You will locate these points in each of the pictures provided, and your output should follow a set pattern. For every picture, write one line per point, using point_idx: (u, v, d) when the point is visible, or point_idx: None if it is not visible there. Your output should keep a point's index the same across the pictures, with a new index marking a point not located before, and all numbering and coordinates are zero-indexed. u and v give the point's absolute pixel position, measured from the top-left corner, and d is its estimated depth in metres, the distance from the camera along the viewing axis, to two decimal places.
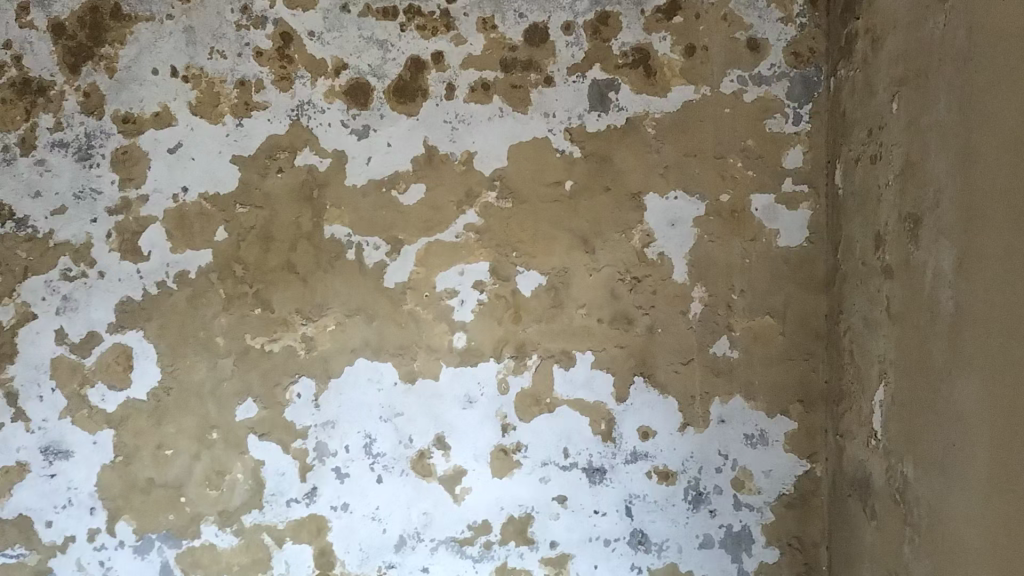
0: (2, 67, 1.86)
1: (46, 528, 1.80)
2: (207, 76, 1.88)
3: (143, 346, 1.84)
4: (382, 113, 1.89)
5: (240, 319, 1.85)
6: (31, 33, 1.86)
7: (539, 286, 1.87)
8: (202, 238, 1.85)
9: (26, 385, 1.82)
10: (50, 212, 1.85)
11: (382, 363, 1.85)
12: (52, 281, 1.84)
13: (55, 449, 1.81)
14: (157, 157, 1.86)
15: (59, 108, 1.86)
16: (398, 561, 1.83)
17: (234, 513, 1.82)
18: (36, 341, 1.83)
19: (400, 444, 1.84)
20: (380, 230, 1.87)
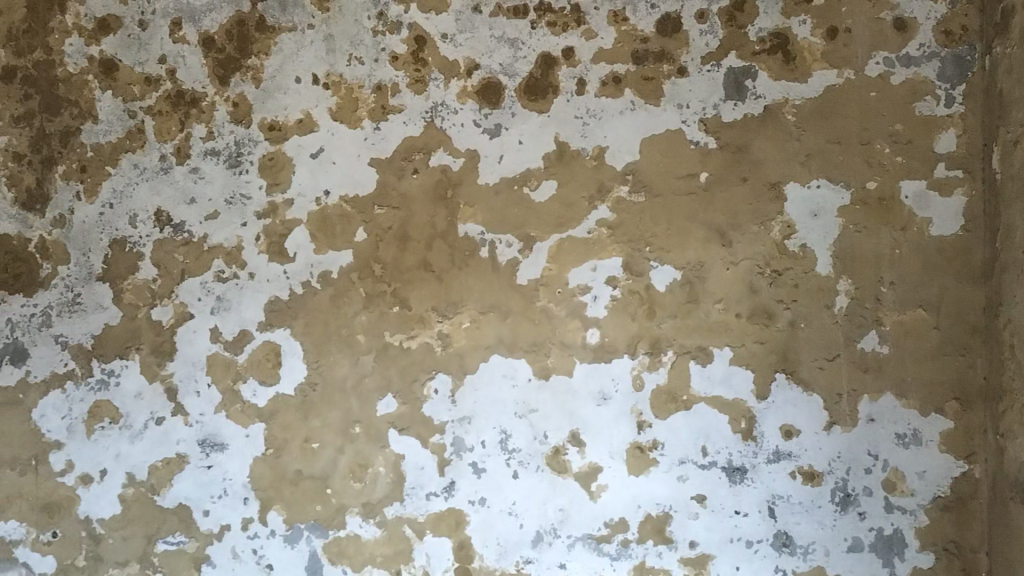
0: (157, 81, 1.97)
1: (204, 517, 1.90)
2: (346, 82, 1.94)
3: (291, 344, 1.91)
4: (514, 111, 1.90)
5: (379, 317, 1.90)
6: (183, 47, 1.96)
7: (674, 280, 1.84)
8: (343, 239, 1.92)
9: (184, 381, 1.93)
10: (204, 217, 1.95)
11: (516, 359, 1.87)
12: (206, 282, 1.94)
13: (211, 442, 1.91)
14: (301, 163, 1.94)
15: (211, 118, 1.96)
16: (535, 556, 1.83)
17: (376, 505, 1.87)
18: (193, 339, 1.93)
19: (535, 440, 1.85)
20: (513, 227, 1.88)
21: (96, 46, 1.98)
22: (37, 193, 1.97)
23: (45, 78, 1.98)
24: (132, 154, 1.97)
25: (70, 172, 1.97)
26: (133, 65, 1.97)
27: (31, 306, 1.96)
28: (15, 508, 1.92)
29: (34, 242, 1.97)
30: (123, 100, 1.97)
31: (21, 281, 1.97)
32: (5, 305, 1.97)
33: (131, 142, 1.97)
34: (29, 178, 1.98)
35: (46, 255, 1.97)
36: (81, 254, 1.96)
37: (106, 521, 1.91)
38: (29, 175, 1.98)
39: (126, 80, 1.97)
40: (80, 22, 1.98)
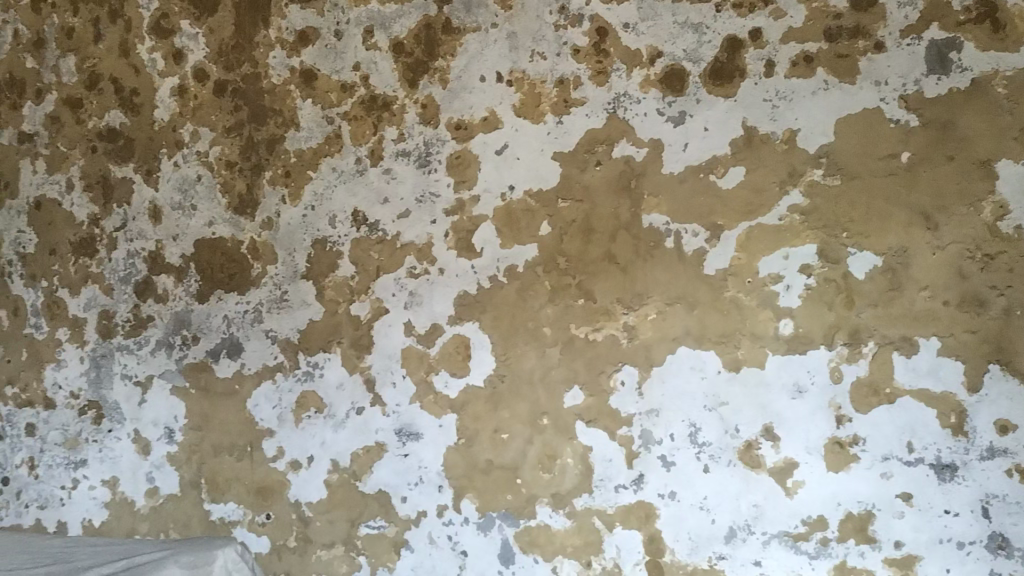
0: (352, 87, 2.06)
1: (402, 503, 1.98)
2: (529, 78, 1.96)
3: (480, 337, 1.96)
4: (699, 98, 1.86)
5: (565, 309, 1.92)
6: (375, 53, 2.05)
7: (873, 267, 1.75)
8: (529, 233, 1.94)
9: (381, 373, 2.02)
10: (397, 216, 2.03)
11: (705, 351, 1.83)
12: (400, 279, 2.02)
13: (408, 431, 1.99)
14: (486, 159, 1.98)
15: (401, 120, 2.04)
16: (729, 552, 1.79)
17: (566, 496, 1.88)
18: (388, 333, 2.02)
19: (727, 434, 1.81)
20: (699, 216, 1.85)
21: (297, 57, 2.10)
22: (247, 198, 2.12)
23: (252, 90, 2.12)
24: (330, 158, 2.08)
25: (276, 177, 2.10)
26: (330, 73, 2.08)
27: (244, 303, 2.12)
28: (233, 491, 2.08)
29: (246, 243, 2.12)
30: (321, 107, 2.08)
31: (235, 279, 2.13)
32: (221, 302, 2.13)
33: (329, 146, 2.08)
34: (240, 184, 2.13)
35: (256, 256, 2.11)
36: (287, 254, 2.09)
37: (314, 505, 2.03)
38: (240, 182, 2.13)
39: (324, 88, 2.08)
40: (282, 35, 2.11)
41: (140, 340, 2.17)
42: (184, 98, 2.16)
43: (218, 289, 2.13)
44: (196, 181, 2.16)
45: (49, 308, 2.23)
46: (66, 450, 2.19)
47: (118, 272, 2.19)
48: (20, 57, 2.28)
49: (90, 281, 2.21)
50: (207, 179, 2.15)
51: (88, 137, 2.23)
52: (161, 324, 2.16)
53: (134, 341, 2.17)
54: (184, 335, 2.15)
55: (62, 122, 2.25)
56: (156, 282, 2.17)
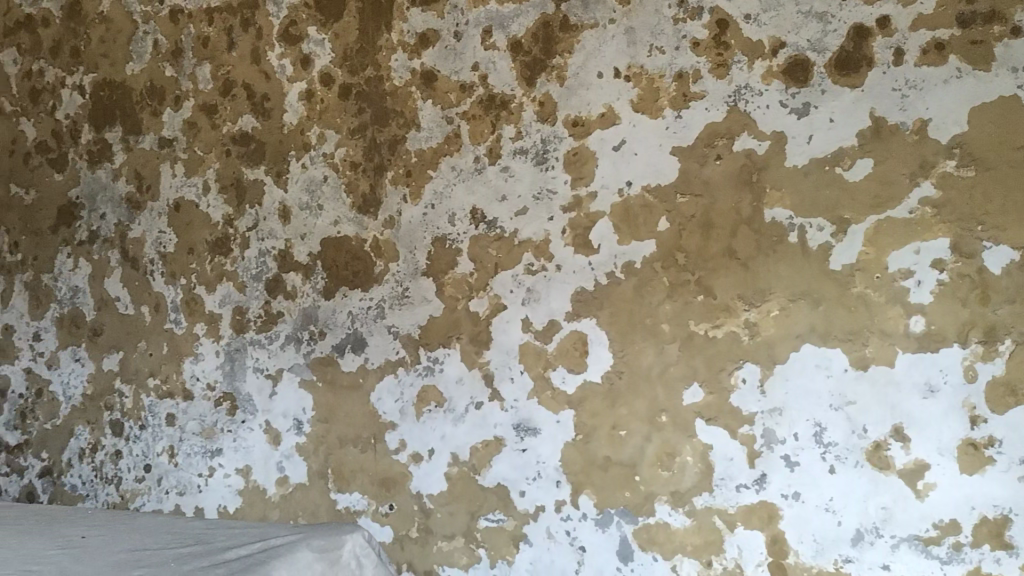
0: (471, 87, 2.09)
1: (520, 497, 2.00)
2: (647, 72, 1.95)
3: (597, 333, 1.96)
4: (824, 88, 1.81)
5: (684, 306, 1.90)
6: (493, 53, 2.08)
7: (1010, 262, 1.67)
8: (647, 229, 1.93)
9: (500, 368, 2.04)
10: (515, 213, 2.05)
11: (830, 349, 1.78)
12: (518, 276, 2.04)
13: (526, 426, 2.01)
14: (604, 156, 1.98)
15: (519, 118, 2.05)
16: (855, 555, 1.74)
17: (685, 494, 1.87)
18: (506, 329, 2.04)
19: (854, 434, 1.76)
20: (825, 210, 1.80)
21: (418, 59, 2.14)
22: (370, 198, 2.19)
23: (375, 93, 2.18)
24: (450, 157, 2.11)
25: (398, 177, 2.16)
26: (450, 74, 2.12)
27: (367, 300, 2.18)
28: (358, 482, 2.15)
29: (369, 242, 2.18)
30: (442, 107, 2.12)
31: (359, 277, 2.19)
32: (346, 299, 2.20)
33: (449, 146, 2.11)
34: (364, 184, 2.19)
35: (379, 253, 2.17)
36: (408, 251, 2.14)
37: (435, 497, 2.08)
38: (363, 182, 2.19)
39: (443, 88, 2.12)
40: (404, 38, 2.16)
41: (270, 335, 2.26)
42: (311, 102, 2.24)
43: (343, 285, 2.21)
44: (322, 181, 2.23)
45: (188, 304, 2.35)
46: (203, 439, 2.31)
47: (250, 270, 2.29)
48: (160, 66, 2.41)
49: (224, 279, 2.32)
50: (333, 180, 2.22)
51: (222, 141, 2.34)
52: (290, 320, 2.25)
53: (265, 336, 2.27)
54: (311, 330, 2.23)
55: (198, 127, 2.37)
56: (285, 280, 2.26)
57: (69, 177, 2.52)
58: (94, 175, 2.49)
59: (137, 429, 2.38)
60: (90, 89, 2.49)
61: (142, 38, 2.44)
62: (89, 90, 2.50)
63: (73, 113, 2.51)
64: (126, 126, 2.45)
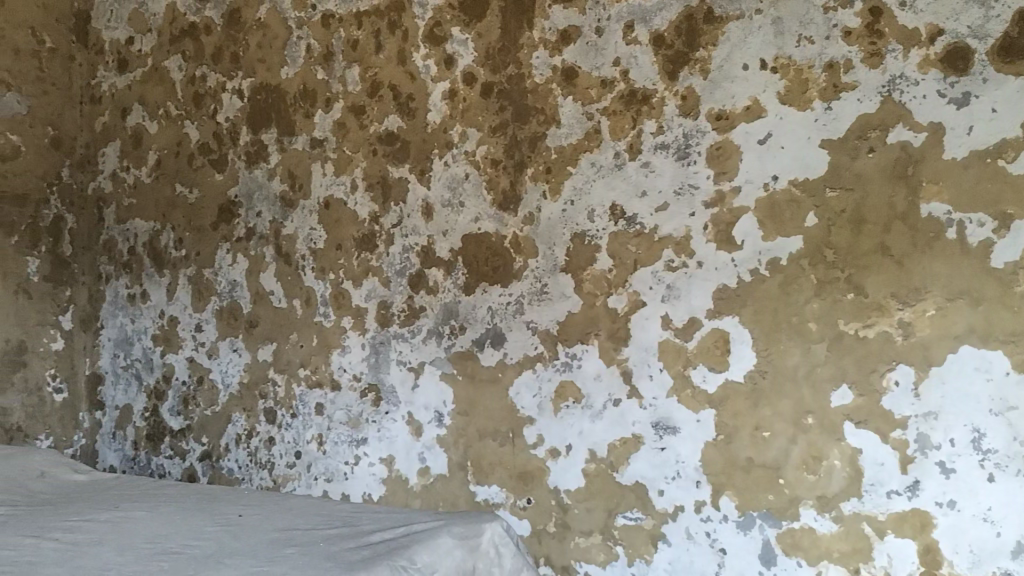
0: (613, 82, 2.08)
1: (659, 496, 1.98)
2: (795, 63, 1.88)
3: (739, 331, 1.91)
4: (986, 77, 1.70)
5: (832, 305, 1.83)
6: (635, 48, 2.06)
7: None
8: (793, 225, 1.87)
9: (638, 365, 2.03)
10: (655, 209, 2.02)
11: (991, 350, 1.68)
12: (657, 272, 2.01)
13: (665, 425, 1.99)
14: (749, 150, 1.93)
15: (661, 113, 2.03)
16: (1016, 569, 1.63)
17: (832, 499, 1.80)
18: (645, 326, 2.02)
19: (1016, 442, 1.64)
20: (986, 204, 1.69)
21: (558, 56, 2.15)
22: (510, 195, 2.21)
23: (516, 90, 2.20)
24: (590, 153, 2.11)
25: (537, 174, 2.17)
26: (590, 70, 2.11)
27: (507, 295, 2.20)
28: (497, 475, 2.18)
29: (509, 238, 2.21)
30: (582, 104, 2.12)
31: (499, 273, 2.22)
32: (486, 294, 2.23)
33: (589, 142, 2.11)
34: (504, 181, 2.22)
35: (519, 250, 2.19)
36: (547, 248, 2.15)
37: (572, 493, 2.08)
38: (504, 179, 2.22)
39: (584, 85, 2.12)
40: (545, 35, 2.17)
41: (413, 329, 2.33)
42: (454, 101, 2.29)
43: (483, 281, 2.24)
44: (464, 179, 2.27)
45: (336, 299, 2.45)
46: (349, 428, 2.40)
47: (394, 265, 2.36)
48: (312, 70, 2.52)
49: (370, 274, 2.40)
50: (474, 177, 2.26)
51: (369, 141, 2.42)
52: (432, 315, 2.30)
53: (408, 330, 2.33)
54: (452, 325, 2.27)
55: (347, 127, 2.45)
56: (428, 276, 2.32)
57: (228, 177, 2.68)
58: (251, 175, 2.63)
59: (288, 418, 2.51)
60: (248, 93, 2.63)
61: (295, 42, 2.55)
62: (247, 94, 2.64)
63: (233, 116, 2.67)
64: (281, 127, 2.57)
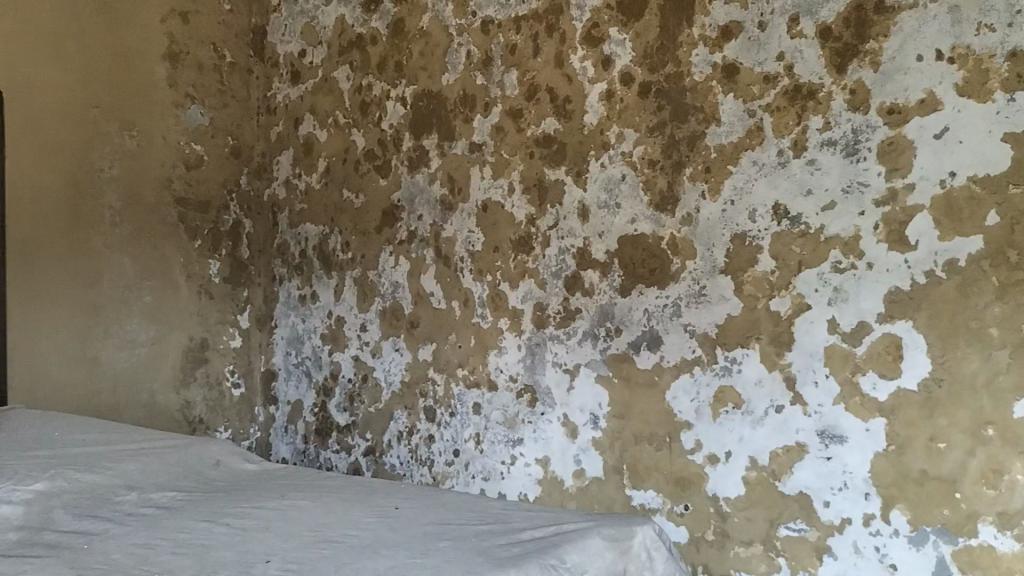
0: (776, 78, 2.00)
1: (824, 507, 1.89)
2: (974, 52, 1.74)
3: (913, 336, 1.80)
4: None
5: (1017, 308, 1.68)
6: (800, 42, 1.96)
7: None
8: (972, 223, 1.74)
9: (803, 371, 1.94)
10: (821, 208, 1.93)
11: None
12: (823, 274, 1.92)
13: (831, 433, 1.89)
14: (923, 145, 1.80)
15: (828, 108, 1.93)
16: None
17: (1014, 516, 1.66)
18: (811, 331, 1.94)
19: None
20: None
21: (719, 52, 2.09)
22: (668, 195, 2.17)
23: (675, 89, 2.16)
24: (752, 151, 2.04)
25: (696, 174, 2.12)
26: (753, 66, 2.04)
27: (664, 297, 2.16)
28: (653, 480, 2.16)
29: (666, 239, 2.17)
30: (744, 101, 2.05)
31: (656, 274, 2.18)
32: (643, 296, 2.20)
33: (751, 140, 2.04)
34: (662, 182, 2.18)
35: (676, 251, 2.15)
36: (706, 249, 2.10)
37: (732, 500, 2.03)
38: (661, 179, 2.18)
39: (746, 81, 2.04)
40: (705, 31, 2.11)
41: (569, 331, 2.33)
42: (611, 101, 2.27)
43: (640, 283, 2.21)
44: (620, 180, 2.25)
45: (493, 300, 2.50)
46: (506, 428, 2.45)
47: (550, 267, 2.38)
48: (472, 75, 2.56)
49: (527, 275, 2.42)
50: (631, 178, 2.23)
51: (527, 144, 2.44)
52: (588, 316, 2.30)
53: (564, 332, 2.34)
54: (608, 327, 2.26)
55: (505, 131, 2.48)
56: (584, 277, 2.31)
57: (392, 182, 2.77)
58: (413, 179, 2.71)
59: (447, 416, 2.59)
60: (411, 100, 2.72)
61: (456, 49, 2.60)
62: (410, 101, 2.72)
63: (396, 123, 2.76)
64: (442, 133, 2.63)
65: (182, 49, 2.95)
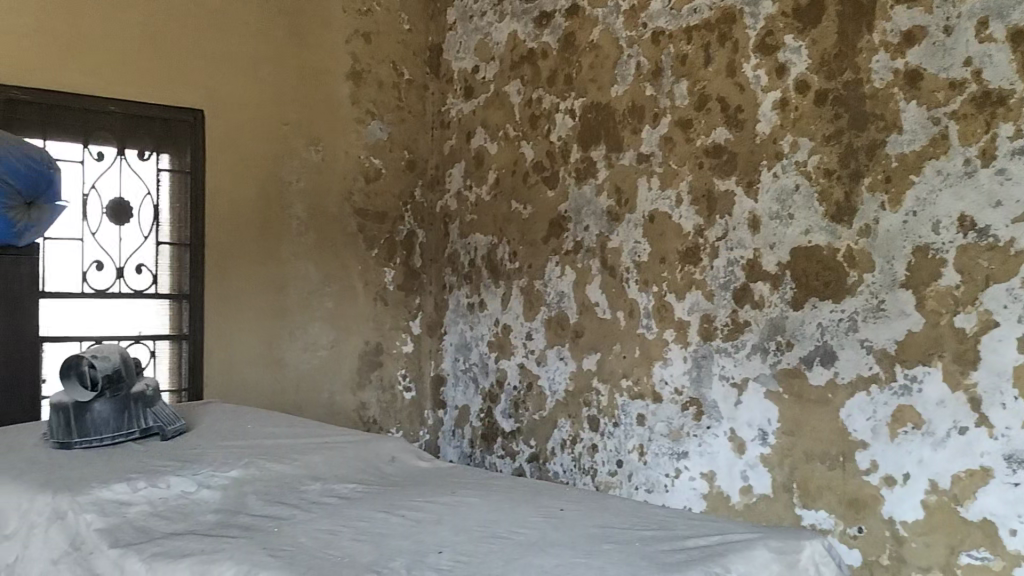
0: (963, 84, 1.89)
1: (1011, 536, 1.77)
2: None
3: None
4: None
5: None
6: (990, 46, 1.85)
7: None
8: None
9: (989, 392, 1.82)
10: (1012, 219, 1.81)
11: None
12: (1013, 289, 1.80)
13: (1019, 458, 1.77)
14: None
15: (1020, 115, 1.80)
16: None
17: None
18: (998, 349, 1.82)
19: None
20: None
21: (901, 59, 2.00)
22: (845, 206, 2.09)
23: (854, 97, 2.08)
24: (936, 160, 1.93)
25: (876, 183, 2.03)
26: (938, 72, 1.93)
27: (839, 312, 2.09)
28: (824, 500, 2.09)
29: (842, 251, 2.09)
30: (927, 108, 1.95)
31: (830, 288, 2.11)
32: (816, 310, 2.13)
33: (935, 148, 1.94)
34: (838, 192, 2.10)
35: (852, 264, 2.07)
36: (885, 262, 2.01)
37: (910, 525, 1.94)
38: (837, 189, 2.11)
39: (930, 88, 1.95)
40: (887, 37, 2.02)
41: (737, 344, 2.29)
42: (786, 110, 2.22)
43: (813, 296, 2.14)
44: (794, 190, 2.19)
45: (659, 311, 2.48)
46: (670, 441, 2.44)
47: (718, 278, 2.34)
48: (641, 87, 2.57)
49: (694, 287, 2.40)
50: (805, 189, 2.17)
51: (696, 154, 2.42)
52: (757, 330, 2.25)
53: (732, 345, 2.30)
54: (778, 341, 2.20)
55: (674, 141, 2.47)
56: (753, 289, 2.26)
57: (559, 193, 2.81)
58: (580, 191, 2.74)
59: (611, 427, 2.61)
60: (580, 112, 2.75)
61: (626, 61, 2.62)
62: (579, 113, 2.75)
63: (565, 135, 2.80)
64: (610, 144, 2.65)
65: (364, 68, 3.11)
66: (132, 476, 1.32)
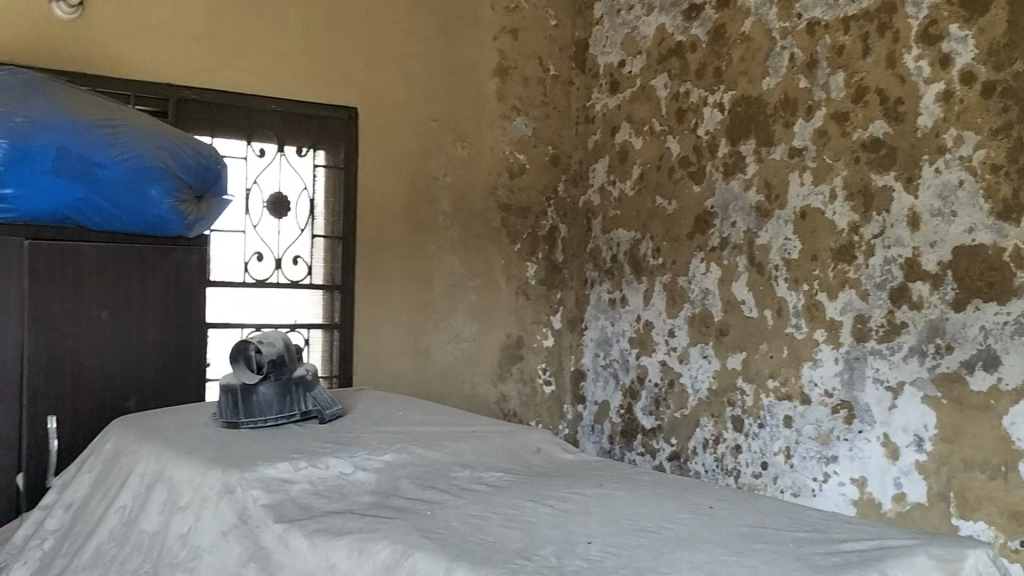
0: None
1: None
2: None
3: None
4: None
5: None
6: None
7: None
8: None
9: None
10: None
11: None
12: None
13: None
14: None
15: None
16: None
17: None
18: None
19: None
20: None
21: None
22: (1013, 203, 1.96)
23: None
24: None
25: None
26: None
27: (1005, 314, 1.97)
28: (984, 511, 1.98)
29: (1009, 251, 1.96)
30: None
31: (996, 289, 1.99)
32: (980, 312, 2.02)
33: None
34: (1006, 189, 1.98)
35: (1020, 264, 1.94)
36: None
37: None
38: (1005, 186, 1.98)
39: None
40: None
41: (893, 346, 2.20)
42: (950, 102, 2.10)
43: (977, 297, 2.03)
44: (958, 186, 2.07)
45: (809, 310, 2.41)
46: (819, 444, 2.38)
47: (874, 277, 2.25)
48: (794, 79, 2.49)
49: (847, 286, 2.31)
50: (970, 184, 2.05)
51: (852, 149, 2.33)
52: (914, 331, 2.15)
53: (887, 347, 2.21)
54: (938, 344, 2.10)
55: (829, 135, 2.39)
56: (912, 289, 2.16)
57: (706, 189, 2.77)
58: (728, 186, 2.69)
59: (756, 427, 2.56)
60: (729, 105, 2.70)
61: (779, 52, 2.54)
62: (728, 107, 2.70)
63: (713, 129, 2.75)
64: (759, 138, 2.59)
65: (511, 64, 3.15)
66: (293, 457, 1.39)
